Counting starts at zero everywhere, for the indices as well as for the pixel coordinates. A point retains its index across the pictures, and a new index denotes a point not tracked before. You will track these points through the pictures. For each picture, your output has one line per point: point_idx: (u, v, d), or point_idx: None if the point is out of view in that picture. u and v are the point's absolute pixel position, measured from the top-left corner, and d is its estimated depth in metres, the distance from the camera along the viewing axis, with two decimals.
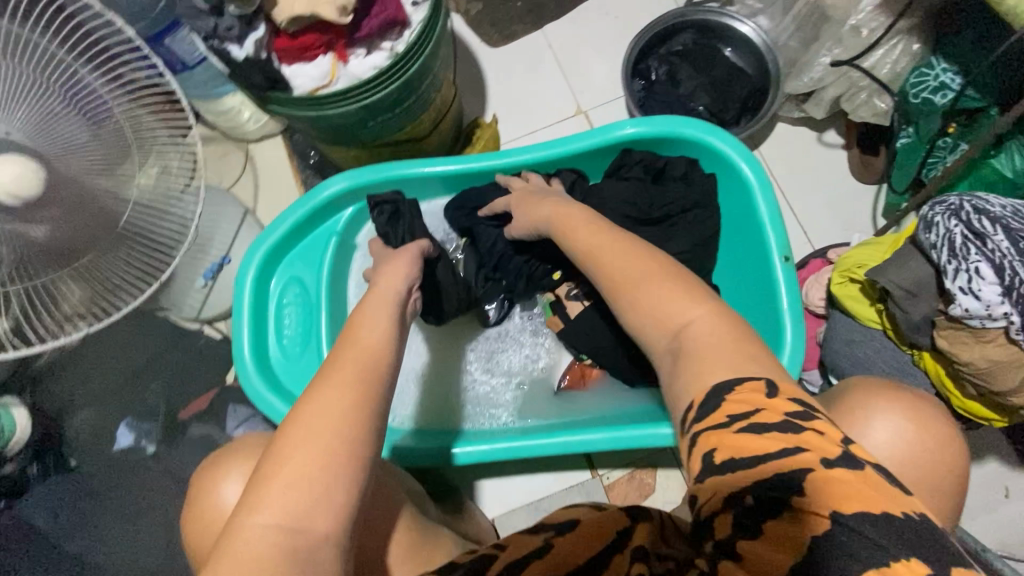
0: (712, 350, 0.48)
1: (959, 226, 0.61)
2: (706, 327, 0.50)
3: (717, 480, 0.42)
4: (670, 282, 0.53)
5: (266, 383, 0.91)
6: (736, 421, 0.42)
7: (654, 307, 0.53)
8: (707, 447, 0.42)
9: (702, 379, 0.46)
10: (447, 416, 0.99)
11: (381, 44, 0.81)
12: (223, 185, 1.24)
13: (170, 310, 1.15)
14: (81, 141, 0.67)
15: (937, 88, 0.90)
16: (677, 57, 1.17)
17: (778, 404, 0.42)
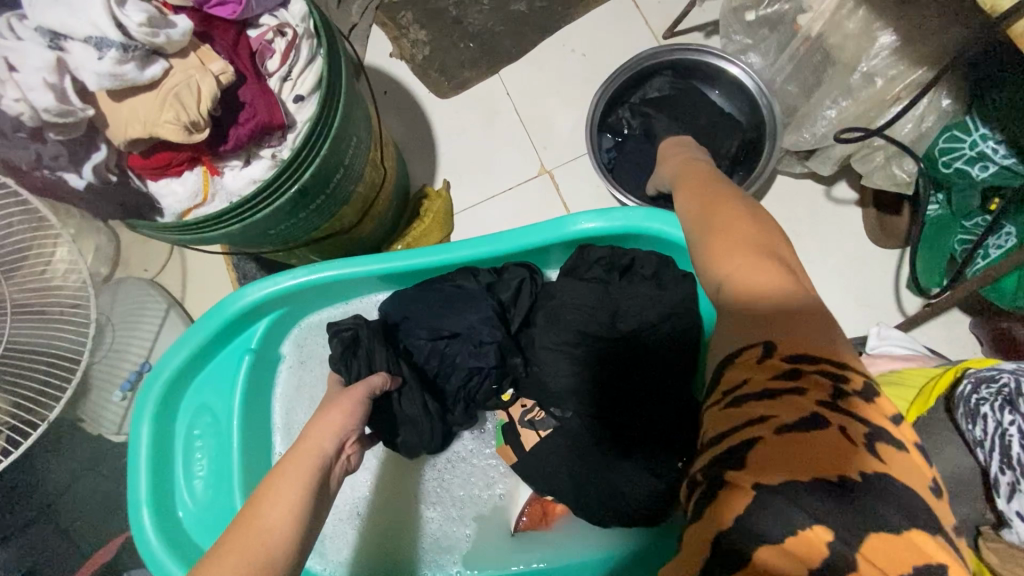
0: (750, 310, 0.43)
1: (1014, 422, 0.43)
2: (757, 282, 0.44)
3: (704, 451, 0.44)
4: (724, 221, 0.49)
5: (168, 544, 0.77)
6: (727, 391, 0.43)
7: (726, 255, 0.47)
8: (707, 422, 0.44)
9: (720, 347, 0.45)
10: (393, 564, 0.83)
11: (261, 150, 0.66)
12: (147, 275, 1.12)
13: (87, 425, 1.03)
14: None
15: (974, 160, 0.70)
16: (650, 106, 0.98)
17: (773, 367, 0.41)
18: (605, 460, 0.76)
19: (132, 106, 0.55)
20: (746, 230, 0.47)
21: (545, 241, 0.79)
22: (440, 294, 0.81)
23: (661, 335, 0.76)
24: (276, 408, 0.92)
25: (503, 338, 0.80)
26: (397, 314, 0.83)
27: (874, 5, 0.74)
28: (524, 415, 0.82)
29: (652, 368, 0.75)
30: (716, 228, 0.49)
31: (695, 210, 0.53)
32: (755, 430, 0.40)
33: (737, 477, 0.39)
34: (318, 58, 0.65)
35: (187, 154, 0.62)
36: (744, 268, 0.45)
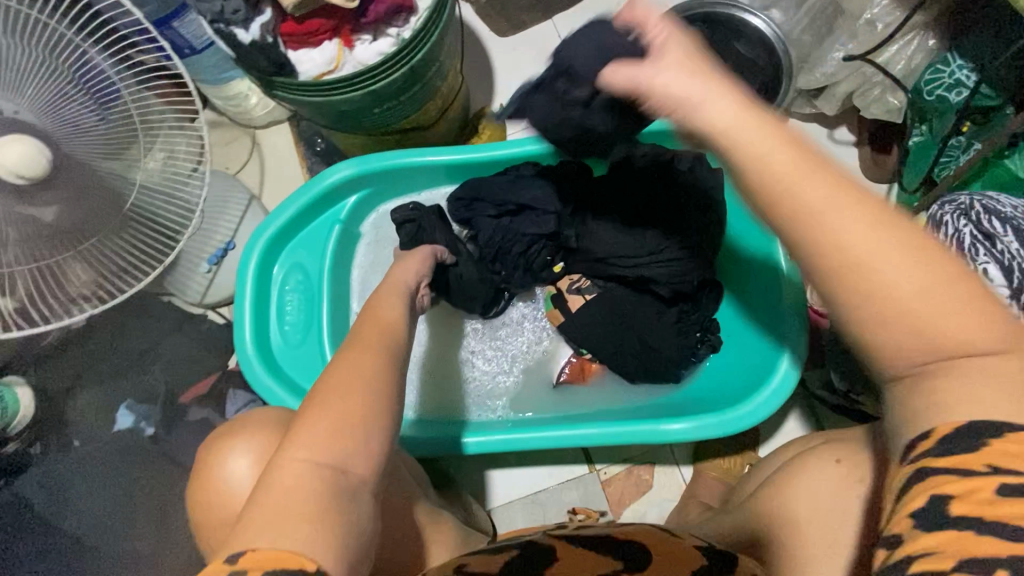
0: (998, 383, 0.40)
1: (968, 227, 0.60)
2: (995, 358, 0.40)
3: (948, 526, 0.38)
4: (931, 264, 0.40)
5: (266, 368, 0.91)
6: (1000, 473, 0.38)
7: (929, 328, 0.40)
8: (951, 486, 0.39)
9: (955, 417, 0.40)
10: (449, 409, 0.97)
11: (387, 30, 0.81)
12: (229, 170, 1.25)
13: (174, 296, 1.16)
14: (87, 125, 0.72)
15: (952, 86, 0.87)
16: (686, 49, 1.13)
17: None
18: (638, 315, 0.92)
19: None
20: (950, 278, 0.40)
21: None
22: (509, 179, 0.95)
23: (694, 215, 0.91)
24: (351, 282, 1.06)
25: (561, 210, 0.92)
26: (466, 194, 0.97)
27: None
28: (571, 285, 0.98)
29: (686, 240, 0.90)
30: (903, 303, 0.40)
31: (876, 286, 0.41)
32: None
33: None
34: None
35: (333, 23, 0.78)
36: (972, 340, 0.40)
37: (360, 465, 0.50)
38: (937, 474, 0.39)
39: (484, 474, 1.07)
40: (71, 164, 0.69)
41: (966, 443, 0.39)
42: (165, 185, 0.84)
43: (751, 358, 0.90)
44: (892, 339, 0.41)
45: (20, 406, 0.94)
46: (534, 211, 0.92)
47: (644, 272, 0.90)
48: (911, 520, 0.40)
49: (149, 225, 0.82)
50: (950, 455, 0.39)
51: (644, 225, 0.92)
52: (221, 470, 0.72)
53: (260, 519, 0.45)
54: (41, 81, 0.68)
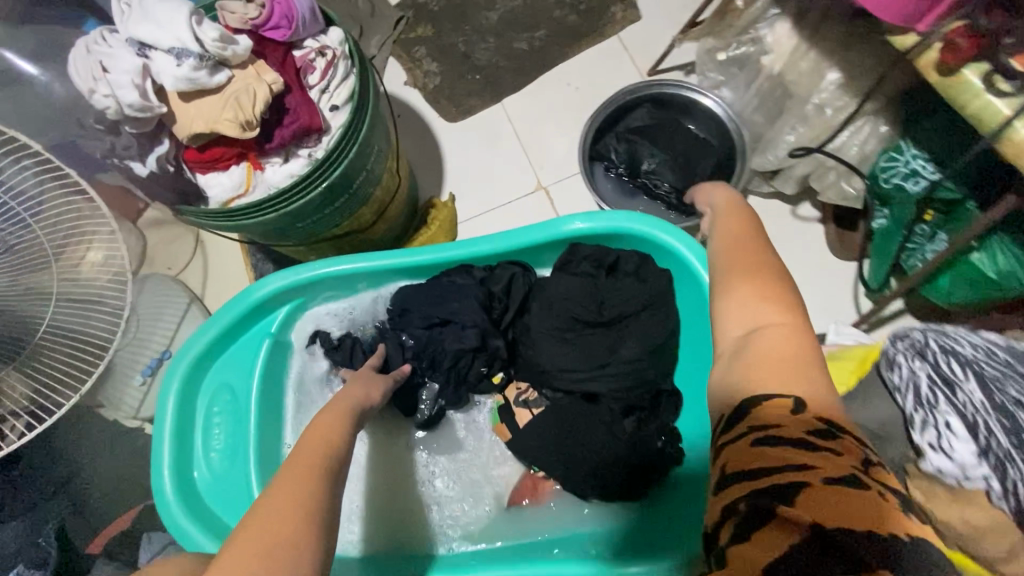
0: (778, 357, 0.46)
1: (923, 368, 0.53)
2: (779, 334, 0.47)
3: (732, 484, 0.44)
4: (762, 283, 0.51)
5: (185, 505, 0.83)
6: (755, 431, 0.44)
7: (741, 306, 0.50)
8: (728, 454, 0.46)
9: (752, 384, 0.46)
10: (405, 536, 0.88)
11: (299, 150, 0.76)
12: (171, 272, 1.21)
13: (106, 408, 1.09)
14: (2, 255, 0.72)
15: (908, 175, 0.82)
16: (635, 134, 1.09)
17: (803, 420, 0.44)
18: (589, 434, 0.83)
19: (199, 105, 0.66)
20: (778, 297, 0.49)
21: (539, 241, 0.88)
22: (446, 287, 0.89)
23: (643, 320, 0.84)
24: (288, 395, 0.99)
25: (485, 322, 0.88)
26: (399, 304, 0.91)
27: (822, 49, 0.87)
28: (519, 396, 0.91)
29: (634, 351, 0.83)
30: (745, 281, 0.51)
31: (723, 270, 0.54)
32: (791, 475, 0.42)
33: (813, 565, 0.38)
34: (352, 74, 0.77)
35: (237, 149, 0.73)
36: (777, 331, 0.48)
37: None
38: (727, 450, 0.46)
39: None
40: None
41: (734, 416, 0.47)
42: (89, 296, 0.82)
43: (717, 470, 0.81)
44: (731, 327, 0.50)
45: None
46: (457, 324, 0.88)
47: (593, 387, 0.83)
48: (713, 495, 0.46)
49: (79, 336, 0.81)
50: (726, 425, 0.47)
51: (590, 333, 0.85)
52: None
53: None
54: None
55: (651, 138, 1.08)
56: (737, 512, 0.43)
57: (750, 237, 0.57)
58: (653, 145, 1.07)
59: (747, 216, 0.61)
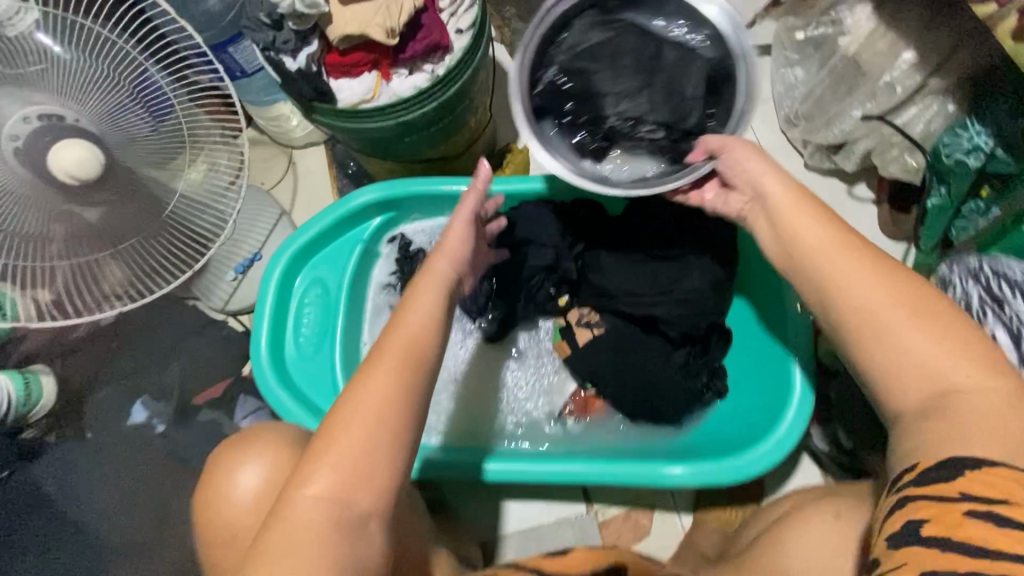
0: (986, 421, 0.53)
1: (976, 289, 0.60)
2: (981, 400, 0.53)
3: (917, 541, 0.50)
4: (958, 336, 0.56)
5: (278, 376, 0.93)
6: (966, 501, 0.49)
7: (921, 353, 0.56)
8: (930, 512, 0.50)
9: (963, 446, 0.52)
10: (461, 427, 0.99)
11: (423, 66, 0.87)
12: (263, 186, 1.31)
13: (199, 300, 1.20)
14: (143, 131, 0.84)
15: (971, 150, 0.89)
16: (591, 56, 0.79)
17: (1023, 494, 0.48)
18: (646, 357, 0.92)
19: (354, 11, 0.80)
20: (985, 363, 0.55)
21: None
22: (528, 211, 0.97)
23: (707, 259, 0.90)
24: (367, 299, 1.09)
25: (560, 245, 0.95)
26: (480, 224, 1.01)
27: (901, 31, 0.94)
28: (580, 318, 0.98)
29: (697, 284, 0.90)
30: (885, 328, 0.57)
31: (861, 284, 0.59)
32: (999, 555, 0.47)
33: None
34: (476, 3, 0.86)
35: (373, 56, 0.84)
36: (986, 394, 0.54)
37: (364, 500, 0.55)
38: (925, 503, 0.51)
39: (499, 503, 1.06)
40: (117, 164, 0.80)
41: (934, 473, 0.52)
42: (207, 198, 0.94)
43: (756, 396, 0.90)
44: (902, 367, 0.56)
45: (43, 396, 0.97)
46: (532, 245, 0.95)
47: (654, 311, 0.91)
48: (894, 548, 0.51)
49: (183, 229, 0.93)
50: (923, 484, 0.52)
51: (657, 265, 0.92)
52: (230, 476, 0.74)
53: (275, 552, 0.50)
54: (101, 94, 0.79)
55: (639, 36, 0.80)
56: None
57: (891, 270, 0.60)
58: (615, 78, 0.80)
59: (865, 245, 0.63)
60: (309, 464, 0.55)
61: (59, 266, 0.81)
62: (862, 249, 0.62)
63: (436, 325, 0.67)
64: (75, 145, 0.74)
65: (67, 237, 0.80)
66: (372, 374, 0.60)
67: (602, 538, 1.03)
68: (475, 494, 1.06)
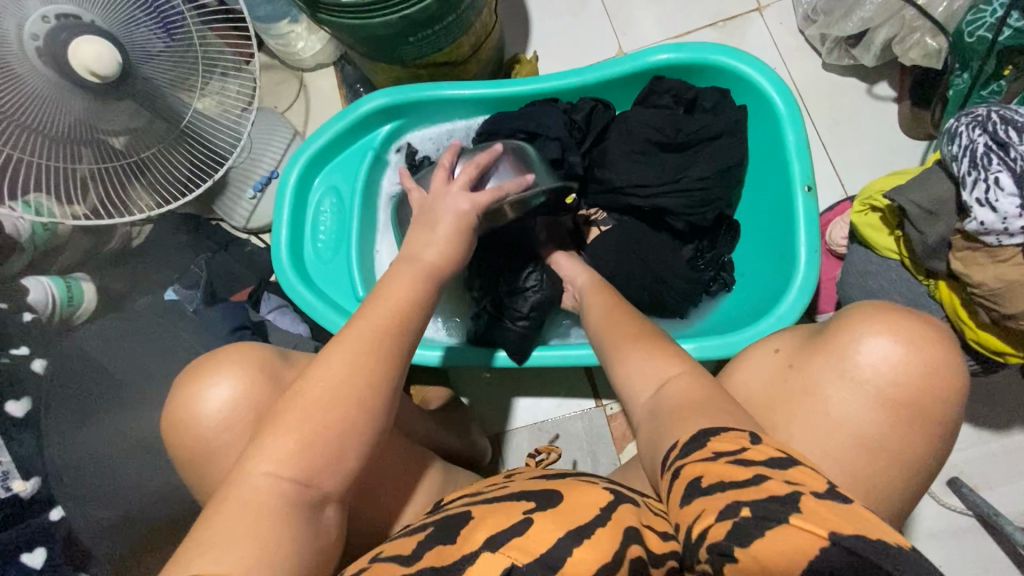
0: (692, 407, 0.58)
1: (982, 136, 0.60)
2: (681, 385, 0.61)
3: (692, 478, 0.49)
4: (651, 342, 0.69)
5: (298, 275, 0.98)
6: (721, 455, 0.49)
7: (637, 366, 0.66)
8: (691, 466, 0.50)
9: (691, 426, 0.55)
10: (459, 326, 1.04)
11: None
12: (278, 109, 1.34)
13: (223, 219, 1.26)
14: (156, 49, 0.86)
15: (994, 27, 0.85)
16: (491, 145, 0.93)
17: (763, 448, 0.49)
18: (652, 250, 0.93)
19: None
20: (672, 357, 0.66)
21: (624, 73, 0.96)
22: (535, 110, 0.98)
23: (714, 148, 0.91)
24: (380, 207, 1.12)
25: (566, 137, 0.95)
26: (486, 130, 1.00)
27: None
28: (588, 217, 1.02)
29: (705, 171, 0.90)
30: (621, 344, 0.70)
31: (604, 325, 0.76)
32: (778, 484, 0.44)
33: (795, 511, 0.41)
34: None
35: None
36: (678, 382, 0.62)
37: (326, 484, 0.54)
38: (693, 464, 0.50)
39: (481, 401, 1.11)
40: (135, 78, 0.84)
41: (696, 445, 0.52)
42: (221, 119, 1.04)
43: (765, 277, 0.90)
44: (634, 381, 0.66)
45: (84, 298, 1.05)
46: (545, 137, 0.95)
47: (662, 202, 0.91)
48: (680, 507, 0.48)
49: (204, 144, 1.02)
50: (687, 455, 0.51)
51: (664, 157, 0.92)
52: (196, 395, 0.65)
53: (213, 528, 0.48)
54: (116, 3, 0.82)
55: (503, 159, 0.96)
56: (732, 515, 0.43)
57: (622, 317, 0.77)
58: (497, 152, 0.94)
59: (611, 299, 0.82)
60: (268, 438, 0.53)
61: (93, 184, 0.92)
62: (618, 314, 0.77)
63: (414, 312, 0.61)
64: (90, 41, 0.75)
65: (95, 158, 0.88)
66: (348, 345, 0.57)
67: (609, 431, 1.08)
68: (485, 390, 1.12)
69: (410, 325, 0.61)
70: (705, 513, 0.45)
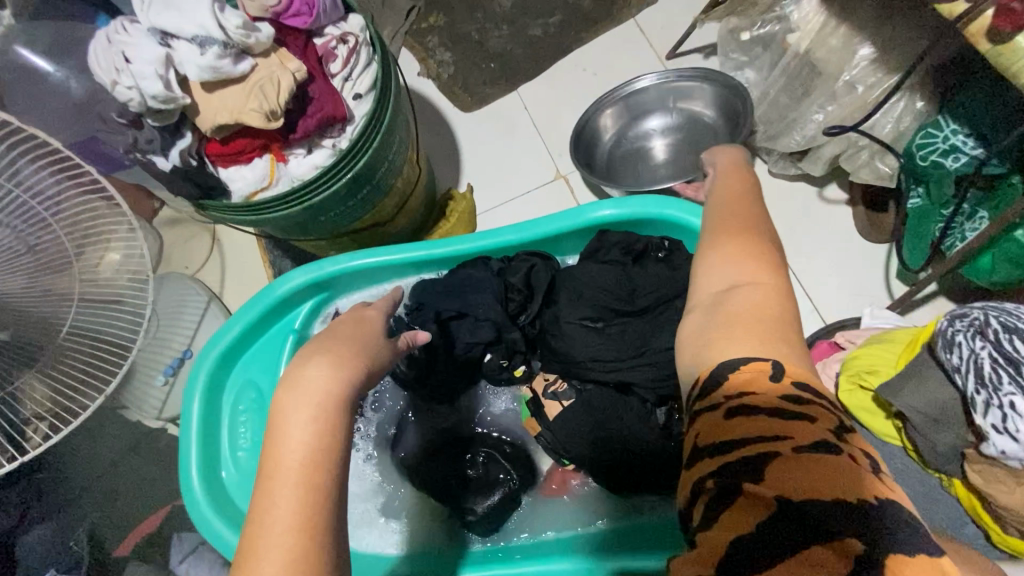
0: (753, 318, 0.43)
1: (986, 347, 0.51)
2: (755, 293, 0.45)
3: (700, 458, 0.41)
4: (749, 239, 0.49)
5: (214, 507, 0.82)
6: (729, 400, 0.40)
7: (727, 270, 0.48)
8: (701, 426, 0.41)
9: (716, 353, 0.43)
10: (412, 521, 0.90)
11: (322, 141, 0.75)
12: (189, 271, 1.20)
13: (129, 410, 1.06)
14: (6, 252, 0.61)
15: (948, 152, 0.80)
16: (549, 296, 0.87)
17: (783, 387, 0.40)
18: (625, 430, 0.81)
19: (223, 95, 0.66)
20: (761, 257, 0.47)
21: (565, 228, 0.87)
22: (473, 280, 0.87)
23: (675, 309, 0.82)
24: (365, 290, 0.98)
25: (502, 316, 0.85)
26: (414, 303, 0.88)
27: (854, 23, 0.86)
28: (547, 388, 0.88)
29: (672, 337, 0.80)
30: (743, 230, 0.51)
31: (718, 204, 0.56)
32: (776, 444, 0.38)
33: (753, 492, 0.37)
34: (374, 61, 0.76)
35: (260, 141, 0.73)
36: (755, 290, 0.45)
37: None
38: (702, 415, 0.42)
39: None
40: None
41: (711, 385, 0.42)
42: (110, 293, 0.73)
43: None
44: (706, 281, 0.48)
45: None
46: (478, 318, 0.85)
47: (629, 376, 0.80)
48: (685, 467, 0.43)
49: (99, 332, 0.70)
50: (703, 397, 0.42)
51: (623, 321, 0.83)
52: None
53: None
54: None
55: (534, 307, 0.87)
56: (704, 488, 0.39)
57: (748, 200, 0.55)
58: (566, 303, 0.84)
59: (748, 180, 0.59)
60: None
61: None
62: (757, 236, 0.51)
63: None
64: None
65: None
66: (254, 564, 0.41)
67: None
68: None
69: (330, 497, 0.44)
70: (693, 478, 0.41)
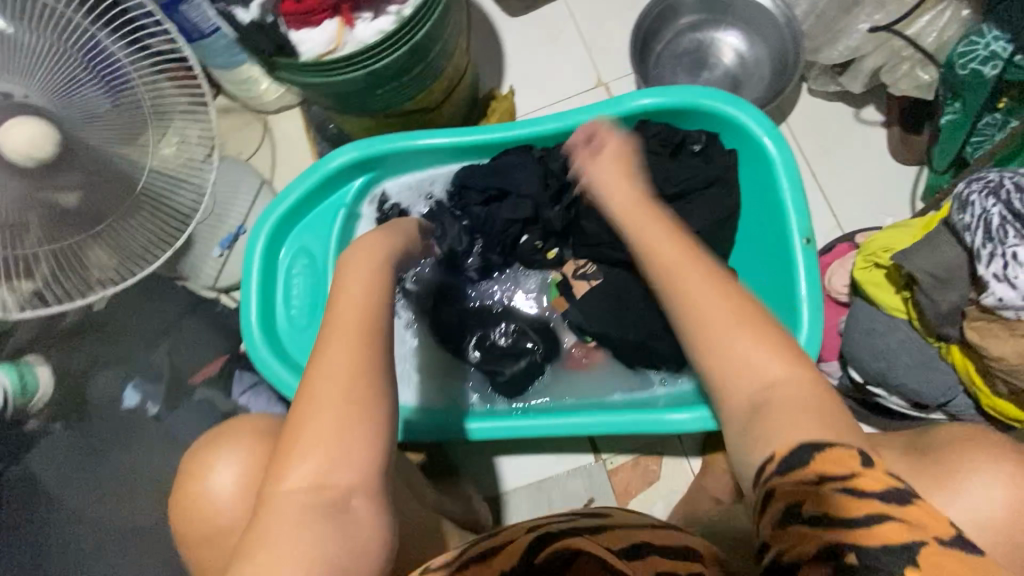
0: (787, 407, 0.52)
1: (997, 206, 0.58)
2: (791, 387, 0.53)
3: (797, 524, 0.44)
4: (740, 305, 0.58)
5: (271, 349, 0.91)
6: (831, 481, 0.44)
7: (737, 353, 0.56)
8: (781, 492, 0.46)
9: (778, 432, 0.50)
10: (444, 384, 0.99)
11: (386, 8, 0.82)
12: (242, 156, 1.26)
13: (187, 279, 1.14)
14: (99, 113, 0.69)
15: (987, 59, 0.82)
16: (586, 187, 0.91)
17: (874, 473, 0.44)
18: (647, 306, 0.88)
19: None
20: (773, 337, 0.56)
21: (606, 119, 0.91)
22: (515, 162, 0.92)
23: (707, 198, 0.87)
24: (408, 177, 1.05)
25: (540, 195, 0.91)
26: (457, 184, 0.96)
27: None
28: (577, 270, 0.95)
29: (701, 221, 0.86)
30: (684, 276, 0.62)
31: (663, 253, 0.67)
32: (890, 522, 0.42)
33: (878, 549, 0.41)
34: None
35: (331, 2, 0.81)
36: (791, 385, 0.53)
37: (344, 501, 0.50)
38: (784, 488, 0.46)
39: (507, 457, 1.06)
40: (77, 143, 0.66)
41: (791, 461, 0.47)
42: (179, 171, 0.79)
43: None
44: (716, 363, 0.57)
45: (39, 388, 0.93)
46: (518, 197, 0.92)
47: None
48: (773, 529, 0.45)
49: (162, 206, 0.78)
50: (786, 470, 0.47)
51: None
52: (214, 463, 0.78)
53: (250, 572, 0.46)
54: (52, 65, 0.65)
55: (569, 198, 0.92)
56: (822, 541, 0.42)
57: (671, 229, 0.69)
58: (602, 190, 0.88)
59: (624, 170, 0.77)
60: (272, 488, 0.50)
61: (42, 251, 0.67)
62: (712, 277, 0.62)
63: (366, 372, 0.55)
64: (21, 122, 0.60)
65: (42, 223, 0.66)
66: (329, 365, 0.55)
67: (611, 485, 1.04)
68: (475, 450, 1.07)
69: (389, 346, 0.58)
70: (799, 542, 0.43)
